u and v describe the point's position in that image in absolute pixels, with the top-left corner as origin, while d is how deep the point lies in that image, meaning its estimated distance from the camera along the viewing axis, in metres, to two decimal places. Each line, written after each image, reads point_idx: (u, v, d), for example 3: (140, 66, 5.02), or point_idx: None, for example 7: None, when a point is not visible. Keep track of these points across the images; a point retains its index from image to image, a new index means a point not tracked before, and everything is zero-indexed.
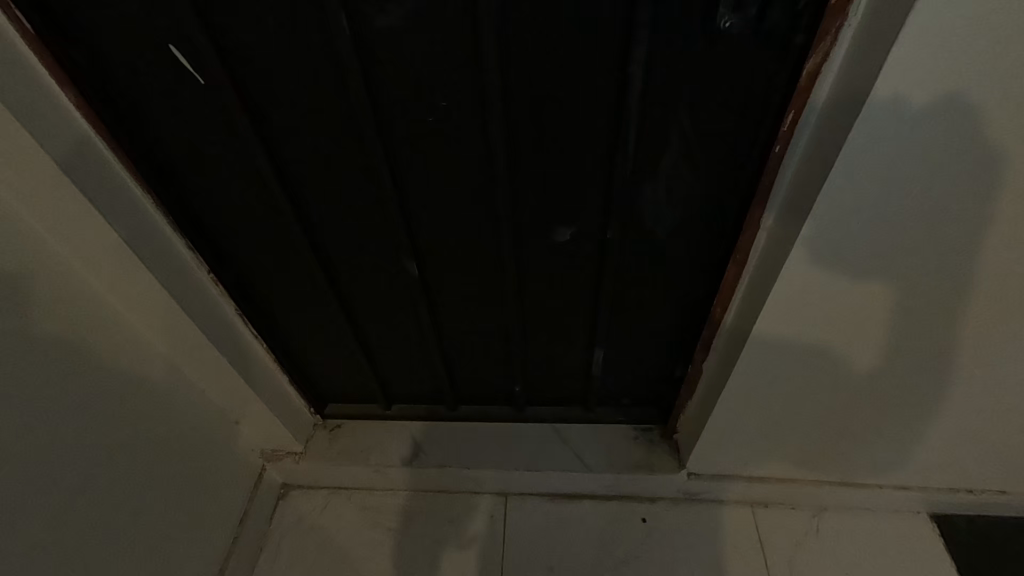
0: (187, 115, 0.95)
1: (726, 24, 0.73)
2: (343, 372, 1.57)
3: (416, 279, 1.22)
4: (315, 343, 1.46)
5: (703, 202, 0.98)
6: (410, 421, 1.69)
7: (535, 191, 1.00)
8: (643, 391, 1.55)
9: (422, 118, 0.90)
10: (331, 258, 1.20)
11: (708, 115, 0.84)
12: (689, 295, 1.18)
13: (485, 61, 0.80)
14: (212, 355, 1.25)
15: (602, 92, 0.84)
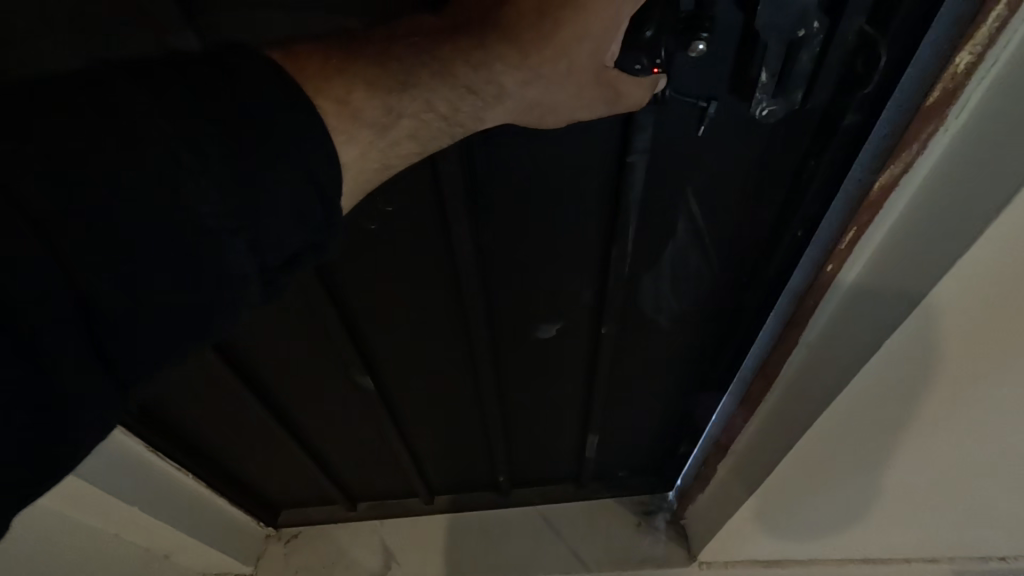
0: None
1: (761, 112, 0.54)
2: (292, 484, 1.32)
3: (374, 397, 0.99)
4: (253, 459, 1.19)
5: (715, 290, 0.82)
6: (380, 523, 1.45)
7: (516, 294, 0.81)
8: (643, 462, 1.34)
9: (364, 232, 0.69)
10: (266, 379, 0.96)
11: (723, 203, 0.68)
12: (697, 380, 1.02)
13: (442, 161, 0.60)
14: (129, 513, 1.01)
15: (595, 186, 0.66)
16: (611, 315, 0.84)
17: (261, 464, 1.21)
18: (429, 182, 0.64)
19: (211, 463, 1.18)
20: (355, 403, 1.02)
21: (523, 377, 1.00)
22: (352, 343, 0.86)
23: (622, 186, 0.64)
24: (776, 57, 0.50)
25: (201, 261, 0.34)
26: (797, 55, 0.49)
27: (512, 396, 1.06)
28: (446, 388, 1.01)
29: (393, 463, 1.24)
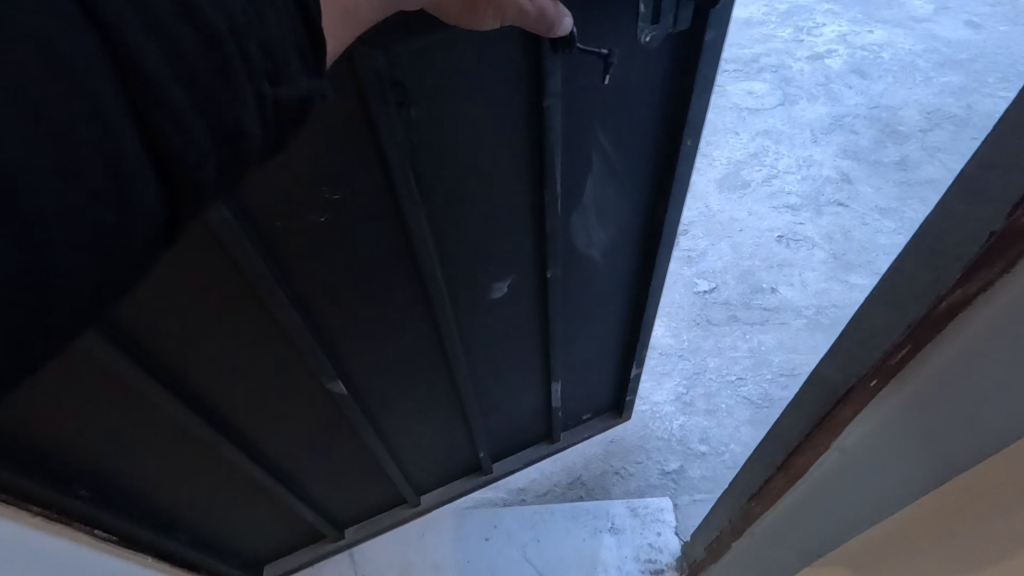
0: (329, 296, 0.81)
1: (647, 39, 0.67)
2: (275, 526, 1.25)
3: (346, 399, 0.98)
4: (225, 505, 1.10)
5: (636, 205, 0.93)
6: (373, 547, 1.41)
7: (460, 250, 0.85)
8: (603, 397, 1.38)
9: (296, 199, 0.67)
10: (231, 417, 0.92)
11: (625, 129, 0.79)
12: (636, 297, 1.13)
13: (380, 128, 0.63)
14: None
15: (515, 131, 0.73)
16: (552, 248, 0.91)
17: (234, 508, 1.12)
18: (363, 136, 0.65)
19: (170, 526, 1.05)
20: (323, 406, 0.99)
21: (484, 337, 1.03)
22: (309, 344, 0.85)
23: (542, 125, 0.72)
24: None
25: (215, 56, 0.32)
26: None
27: (479, 363, 1.09)
28: (411, 366, 1.02)
29: (373, 467, 1.22)
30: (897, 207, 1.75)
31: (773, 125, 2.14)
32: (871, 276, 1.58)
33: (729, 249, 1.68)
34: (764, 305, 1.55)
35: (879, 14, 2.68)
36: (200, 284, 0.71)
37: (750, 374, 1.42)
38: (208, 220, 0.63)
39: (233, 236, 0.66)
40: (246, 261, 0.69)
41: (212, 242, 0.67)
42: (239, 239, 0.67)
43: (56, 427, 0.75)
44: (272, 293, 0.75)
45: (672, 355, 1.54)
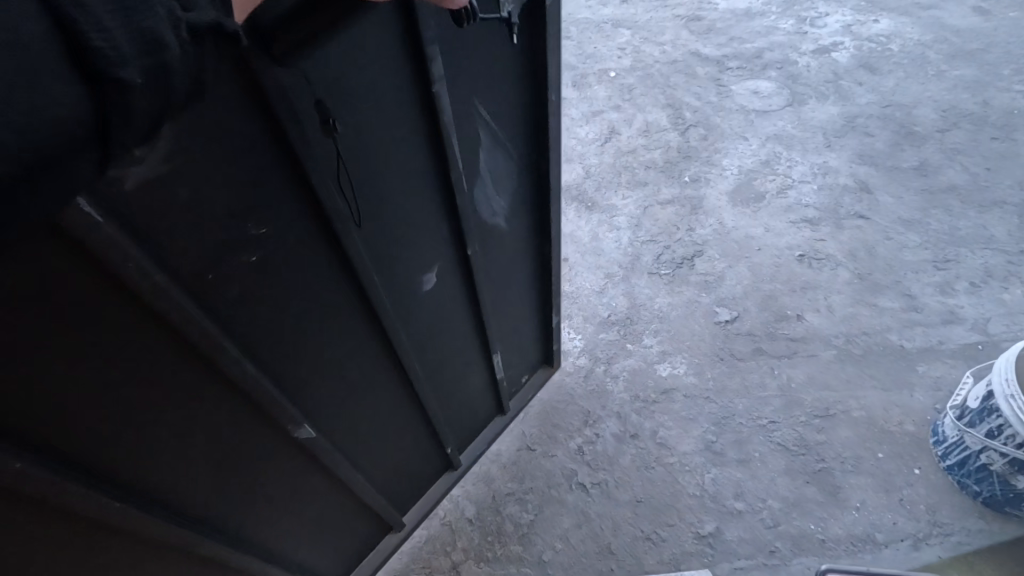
0: (272, 337, 0.76)
1: (507, 13, 0.78)
2: None
3: (320, 447, 0.91)
4: None
5: (518, 159, 1.02)
6: None
7: (388, 248, 0.85)
8: (531, 352, 1.33)
9: (218, 240, 0.64)
10: (196, 509, 0.80)
11: (493, 96, 0.89)
12: (543, 257, 1.19)
13: (292, 139, 0.64)
14: None
15: (409, 120, 0.77)
16: (464, 219, 0.94)
17: None
18: (271, 153, 0.64)
19: None
20: (301, 462, 0.91)
21: (428, 334, 1.02)
22: (270, 393, 0.79)
23: (433, 107, 0.78)
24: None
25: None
26: None
27: (429, 369, 1.06)
28: (365, 389, 0.95)
29: (359, 515, 1.10)
30: (921, 219, 1.66)
31: (784, 129, 2.03)
32: (901, 297, 1.48)
33: (748, 273, 1.59)
34: (790, 333, 1.43)
35: (885, 0, 2.57)
36: (137, 365, 0.64)
37: (783, 415, 1.29)
38: (137, 283, 0.58)
39: (164, 299, 0.61)
40: (182, 323, 0.64)
41: (144, 312, 0.61)
42: (171, 298, 0.62)
43: (3, 574, 0.64)
44: (218, 351, 0.70)
45: (698, 396, 1.33)
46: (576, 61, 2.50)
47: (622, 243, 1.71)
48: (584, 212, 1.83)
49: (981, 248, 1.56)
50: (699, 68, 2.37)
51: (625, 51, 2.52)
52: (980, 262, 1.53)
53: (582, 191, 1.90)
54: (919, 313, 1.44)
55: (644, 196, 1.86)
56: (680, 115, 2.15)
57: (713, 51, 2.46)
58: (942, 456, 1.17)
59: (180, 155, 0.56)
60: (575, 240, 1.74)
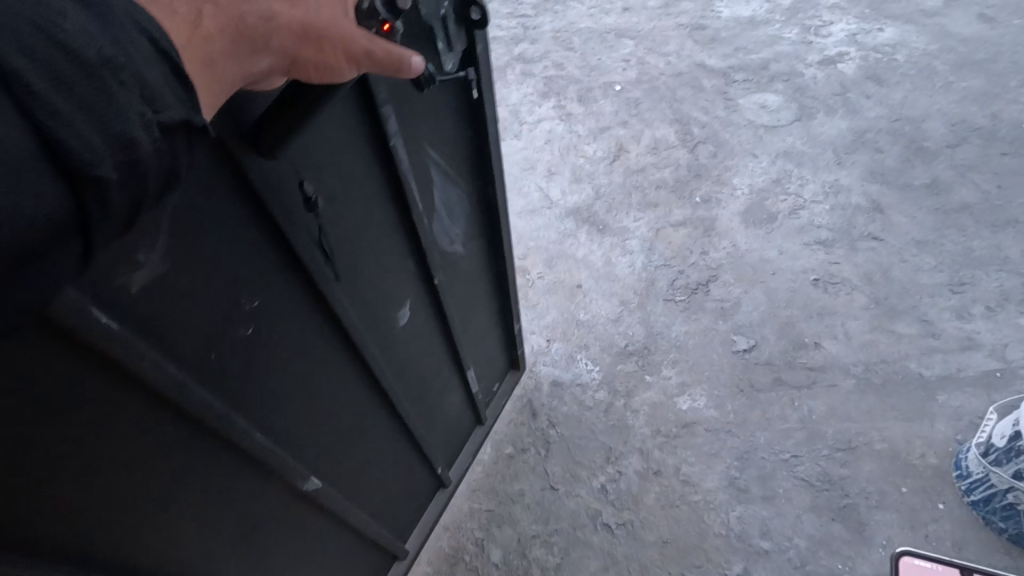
0: (274, 403, 0.75)
1: (450, 66, 0.77)
2: None
3: (331, 497, 0.90)
4: None
5: (472, 187, 1.02)
6: None
7: (368, 296, 0.85)
8: (496, 364, 1.34)
9: (215, 320, 0.63)
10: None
11: (443, 135, 0.89)
12: (505, 275, 1.21)
13: (273, 213, 0.63)
14: None
15: (374, 173, 0.77)
16: (431, 256, 0.94)
17: None
18: (254, 227, 0.63)
19: None
20: (313, 515, 0.90)
21: (411, 370, 1.02)
22: (279, 457, 0.78)
23: (393, 160, 0.78)
24: (441, 27, 0.71)
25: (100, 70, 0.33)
26: (447, 22, 0.72)
27: (415, 401, 1.06)
28: (363, 433, 0.95)
29: (369, 554, 1.09)
30: (934, 240, 1.65)
31: (794, 145, 2.02)
32: (918, 323, 1.48)
33: (764, 298, 1.58)
34: (809, 362, 1.43)
35: (890, 7, 2.54)
36: (155, 456, 0.62)
37: (805, 448, 1.29)
38: (148, 380, 0.57)
39: (175, 387, 0.60)
40: (195, 407, 0.63)
41: (155, 404, 0.60)
42: (181, 387, 0.61)
43: None
44: (229, 427, 0.68)
45: (720, 431, 1.33)
46: (580, 74, 2.46)
47: (635, 268, 1.70)
48: (596, 235, 1.81)
49: (996, 270, 1.56)
50: (704, 80, 2.35)
51: (629, 62, 2.48)
52: (995, 285, 1.53)
53: (593, 213, 1.88)
54: (936, 339, 1.44)
55: (655, 217, 1.84)
56: (688, 131, 2.13)
57: (718, 62, 2.43)
58: (965, 491, 1.17)
59: (171, 247, 0.55)
60: (587, 265, 1.73)
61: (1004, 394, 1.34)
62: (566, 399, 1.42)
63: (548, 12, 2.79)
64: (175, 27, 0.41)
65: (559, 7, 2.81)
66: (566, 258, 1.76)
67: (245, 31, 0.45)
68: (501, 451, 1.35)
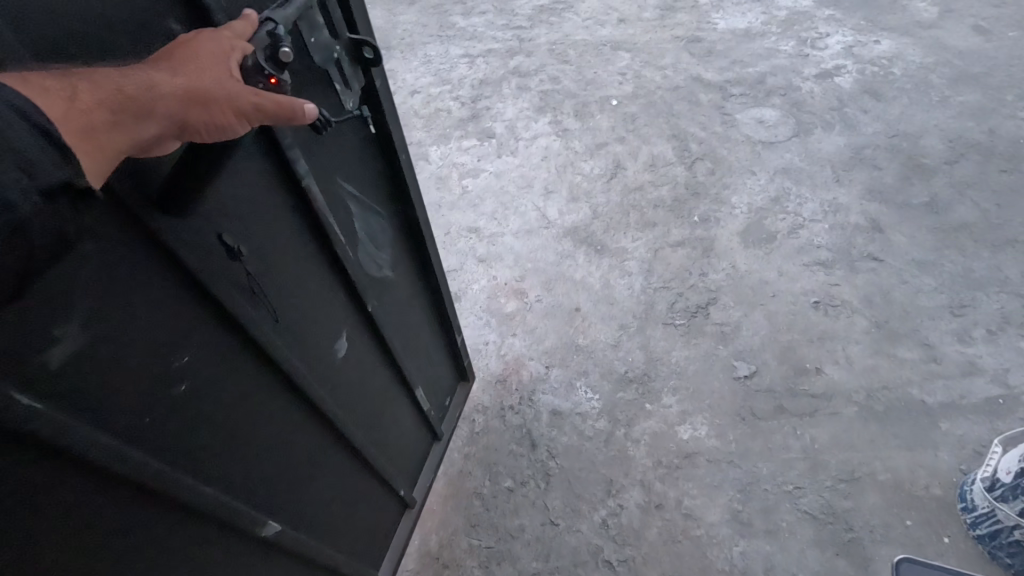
0: (223, 456, 0.72)
1: (350, 105, 0.79)
2: None
3: (294, 538, 0.88)
4: None
5: (392, 209, 1.03)
6: None
7: (305, 335, 0.83)
8: (438, 382, 1.35)
9: (146, 382, 0.59)
10: None
11: (354, 166, 0.89)
12: (438, 289, 1.22)
13: (196, 270, 0.61)
14: None
15: (292, 214, 0.76)
16: (362, 286, 0.94)
17: None
18: (177, 283, 0.60)
19: None
20: (280, 559, 0.88)
21: (357, 400, 1.00)
22: (235, 507, 0.75)
23: (309, 202, 0.77)
24: (336, 69, 0.74)
25: None
26: (338, 64, 0.74)
27: (366, 430, 1.05)
28: (320, 469, 0.93)
29: None
30: (935, 260, 1.64)
31: (792, 162, 2.00)
32: (918, 347, 1.46)
33: (764, 321, 1.56)
34: (811, 389, 1.41)
35: (886, 19, 2.53)
36: (103, 536, 0.58)
37: (808, 479, 1.27)
38: (86, 459, 0.53)
39: (115, 456, 0.56)
40: (137, 474, 0.59)
41: (97, 483, 0.56)
42: (122, 460, 0.57)
43: None
44: (178, 490, 0.65)
45: (722, 462, 1.31)
46: (576, 88, 2.44)
47: (634, 291, 1.68)
48: (594, 255, 1.79)
49: (996, 292, 1.56)
50: (702, 95, 2.33)
51: (626, 75, 2.46)
52: (996, 307, 1.52)
53: (591, 234, 1.86)
54: (938, 364, 1.43)
55: (654, 237, 1.82)
56: (685, 147, 2.12)
57: (715, 76, 2.41)
58: (971, 524, 1.16)
59: (91, 318, 0.52)
60: (586, 287, 1.71)
61: (1007, 421, 1.33)
62: (566, 429, 1.40)
63: (543, 24, 2.77)
64: (50, 101, 0.39)
65: (554, 19, 2.79)
66: (564, 280, 1.74)
67: (127, 101, 0.44)
68: (499, 484, 1.34)
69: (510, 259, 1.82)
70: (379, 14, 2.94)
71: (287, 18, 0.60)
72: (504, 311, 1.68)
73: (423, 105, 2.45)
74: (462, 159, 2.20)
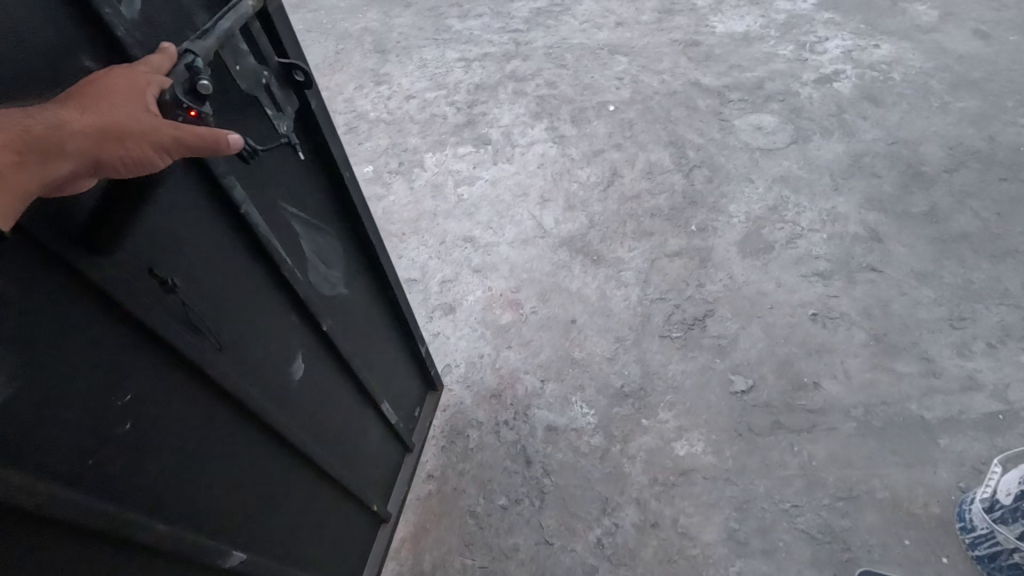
0: (178, 490, 0.71)
1: (285, 128, 0.77)
2: None
3: (260, 563, 0.88)
4: None
5: (344, 226, 1.02)
6: None
7: (257, 361, 0.82)
8: (404, 395, 1.34)
9: (86, 424, 0.58)
10: None
11: (299, 186, 0.88)
12: (399, 302, 1.21)
13: (131, 306, 0.59)
14: None
15: (233, 240, 0.75)
16: (316, 307, 0.93)
17: None
18: (114, 323, 0.59)
19: None
20: None
21: (321, 421, 0.99)
22: (194, 541, 0.74)
23: (249, 228, 0.76)
24: (265, 94, 0.73)
25: None
26: (266, 86, 0.73)
27: (333, 450, 1.04)
28: (286, 493, 0.92)
29: None
30: (934, 271, 1.63)
31: (791, 169, 1.98)
32: (917, 361, 1.45)
33: (762, 334, 1.55)
34: (808, 404, 1.40)
35: (886, 23, 2.51)
36: None
37: (806, 497, 1.26)
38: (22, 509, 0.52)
39: (55, 503, 0.55)
40: (83, 518, 0.58)
41: (36, 531, 0.55)
42: (62, 506, 0.56)
43: None
44: (128, 530, 0.64)
45: (719, 479, 1.30)
46: (572, 93, 2.41)
47: (630, 302, 1.66)
48: (590, 266, 1.77)
49: (996, 304, 1.54)
50: (700, 100, 2.31)
51: (624, 80, 2.44)
52: (997, 320, 1.51)
53: (587, 243, 1.84)
54: (937, 379, 1.41)
55: (651, 247, 1.80)
56: (683, 154, 2.10)
57: (713, 81, 2.39)
58: (970, 545, 1.15)
59: (17, 365, 0.51)
60: (582, 299, 1.69)
61: (1007, 438, 1.31)
62: (562, 445, 1.39)
63: (540, 27, 2.74)
64: None
65: (551, 22, 2.76)
66: (560, 291, 1.72)
67: (35, 140, 0.44)
68: (493, 502, 1.32)
69: (505, 270, 1.80)
70: (374, 17, 2.91)
71: (207, 49, 0.60)
72: (499, 322, 1.66)
73: (418, 111, 2.43)
74: (458, 166, 2.18)
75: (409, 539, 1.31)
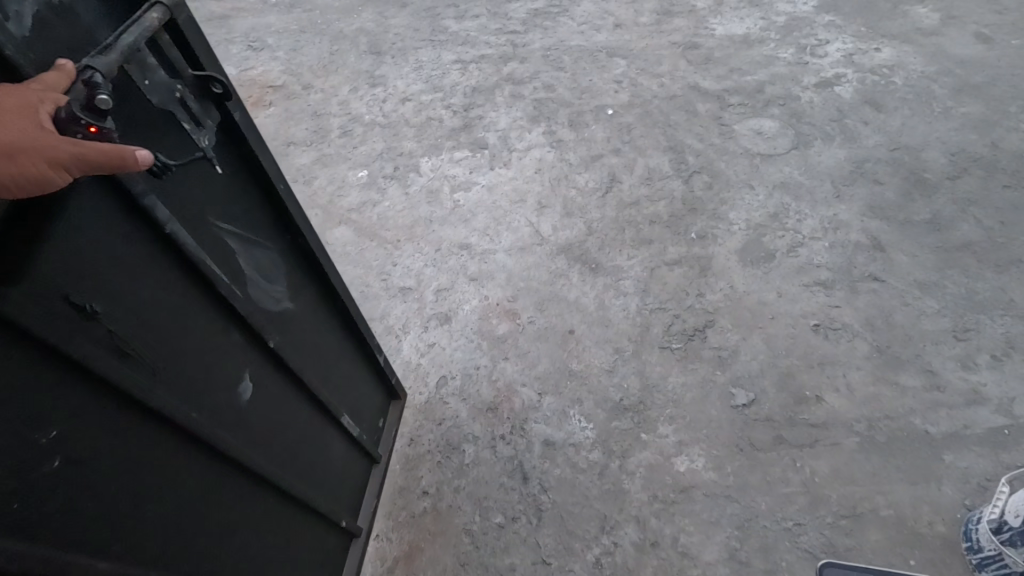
0: (121, 524, 0.68)
1: (205, 142, 0.76)
2: None
3: None
4: None
5: (286, 240, 0.99)
6: None
7: (199, 384, 0.79)
8: (366, 408, 1.32)
9: (12, 466, 0.55)
10: None
11: (231, 201, 0.86)
12: (352, 314, 1.19)
13: (48, 338, 0.57)
14: None
15: (162, 261, 0.72)
16: (261, 325, 0.90)
17: None
18: (30, 354, 0.56)
19: None
20: None
21: (278, 440, 0.97)
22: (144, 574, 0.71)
23: (180, 247, 0.73)
24: (181, 108, 0.71)
25: None
26: (182, 100, 0.71)
27: (294, 469, 1.01)
28: (246, 518, 0.89)
29: None
30: (937, 281, 1.60)
31: (792, 176, 1.96)
32: (921, 374, 1.42)
33: (763, 346, 1.52)
34: (809, 419, 1.37)
35: (886, 25, 2.48)
36: None
37: (809, 515, 1.23)
38: None
39: None
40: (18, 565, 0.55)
41: None
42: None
43: None
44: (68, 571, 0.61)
45: (719, 496, 1.27)
46: (570, 96, 2.38)
47: (628, 312, 1.63)
48: (588, 274, 1.74)
49: (1000, 315, 1.52)
50: (699, 104, 2.28)
51: (623, 84, 2.40)
52: (1001, 331, 1.49)
53: (585, 251, 1.81)
54: (941, 393, 1.39)
55: (650, 255, 1.77)
56: (682, 160, 2.06)
57: (713, 84, 2.36)
58: (977, 565, 1.13)
59: None
60: (580, 308, 1.66)
61: (1012, 454, 1.29)
62: (560, 460, 1.36)
63: (537, 29, 2.71)
64: None
65: (548, 24, 2.73)
66: (557, 300, 1.69)
67: None
68: (490, 521, 1.29)
69: (501, 278, 1.77)
70: (369, 18, 2.87)
71: (109, 66, 0.59)
72: (496, 333, 1.63)
73: (413, 114, 2.39)
74: (454, 171, 2.14)
75: (405, 559, 1.28)
